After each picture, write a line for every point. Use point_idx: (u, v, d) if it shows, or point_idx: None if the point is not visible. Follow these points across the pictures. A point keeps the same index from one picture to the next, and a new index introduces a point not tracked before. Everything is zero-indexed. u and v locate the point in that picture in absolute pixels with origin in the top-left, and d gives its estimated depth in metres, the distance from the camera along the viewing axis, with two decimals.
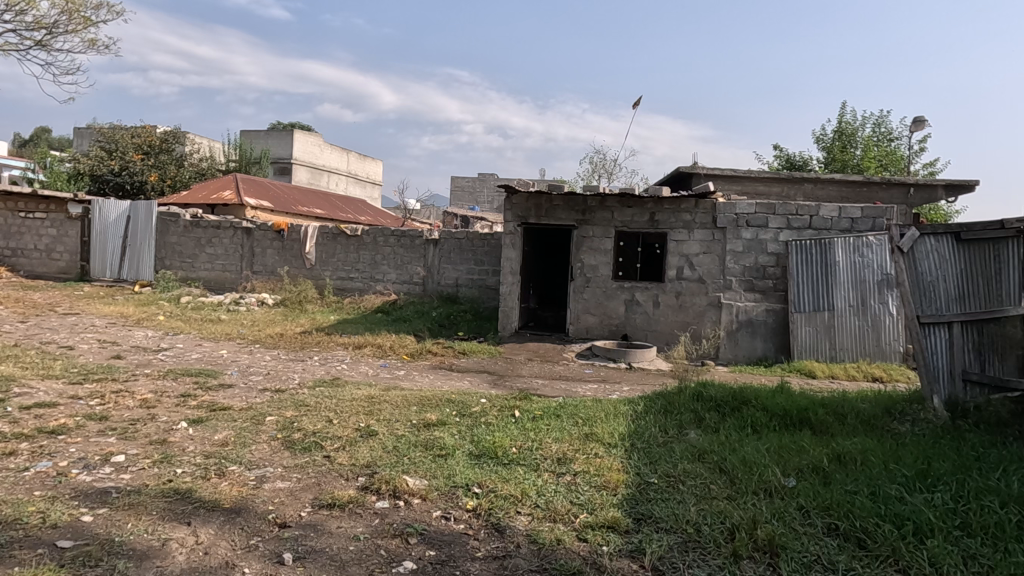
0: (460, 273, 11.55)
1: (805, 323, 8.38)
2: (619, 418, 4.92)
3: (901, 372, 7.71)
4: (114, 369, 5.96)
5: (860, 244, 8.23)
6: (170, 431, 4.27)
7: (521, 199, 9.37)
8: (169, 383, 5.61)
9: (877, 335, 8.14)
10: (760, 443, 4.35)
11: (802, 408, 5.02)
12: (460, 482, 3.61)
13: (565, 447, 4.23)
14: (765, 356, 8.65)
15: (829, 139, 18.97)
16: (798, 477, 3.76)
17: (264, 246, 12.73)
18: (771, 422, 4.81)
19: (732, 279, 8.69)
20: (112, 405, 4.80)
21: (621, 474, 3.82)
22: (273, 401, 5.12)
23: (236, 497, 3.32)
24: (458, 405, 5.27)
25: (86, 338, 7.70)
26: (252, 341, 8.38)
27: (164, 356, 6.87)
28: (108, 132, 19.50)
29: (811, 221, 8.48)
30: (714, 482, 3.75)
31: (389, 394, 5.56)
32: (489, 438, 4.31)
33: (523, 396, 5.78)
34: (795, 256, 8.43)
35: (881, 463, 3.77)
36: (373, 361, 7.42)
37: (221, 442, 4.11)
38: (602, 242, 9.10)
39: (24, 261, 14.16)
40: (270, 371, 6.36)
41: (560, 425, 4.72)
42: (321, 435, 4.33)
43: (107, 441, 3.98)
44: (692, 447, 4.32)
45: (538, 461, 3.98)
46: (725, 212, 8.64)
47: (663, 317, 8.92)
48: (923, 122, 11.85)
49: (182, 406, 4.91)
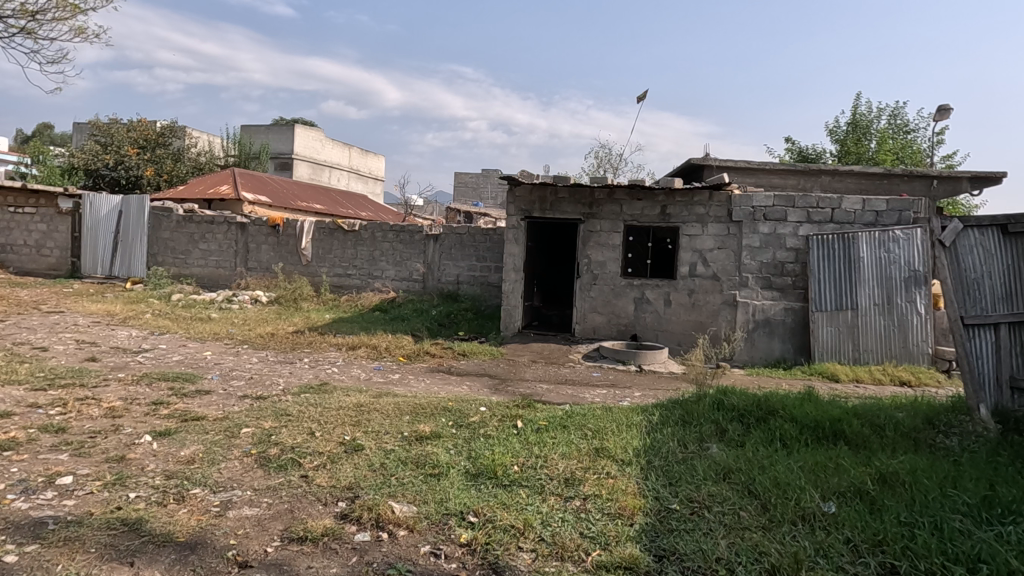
0: (461, 269, 11.08)
1: (827, 322, 7.86)
2: (632, 430, 4.43)
3: (930, 375, 7.24)
4: (85, 374, 5.50)
5: (886, 238, 7.72)
6: (131, 446, 3.81)
7: (524, 191, 8.88)
8: (143, 389, 5.17)
9: (904, 335, 7.64)
10: (792, 461, 3.88)
11: (834, 419, 4.53)
12: (453, 509, 3.15)
13: (573, 465, 3.76)
14: (783, 357, 8.15)
15: (842, 131, 18.42)
16: (839, 502, 3.31)
17: (259, 241, 12.30)
18: (801, 435, 4.34)
19: (748, 276, 8.19)
20: (73, 415, 4.35)
21: (636, 498, 3.36)
22: (252, 410, 4.67)
23: (193, 528, 2.86)
24: (455, 415, 4.81)
25: (64, 338, 7.25)
26: (241, 342, 7.93)
27: (142, 358, 6.43)
28: (104, 126, 19.09)
29: (832, 215, 8.00)
30: (744, 508, 3.30)
31: (380, 402, 5.09)
32: (488, 455, 3.85)
33: (526, 403, 5.30)
34: (815, 251, 7.92)
35: (938, 489, 3.31)
36: (367, 363, 6.98)
37: (187, 459, 3.65)
38: (610, 237, 8.63)
39: (13, 257, 13.77)
40: (254, 376, 5.90)
41: (567, 438, 4.26)
42: (301, 450, 3.87)
43: (56, 458, 3.52)
44: (715, 464, 3.86)
45: (543, 482, 3.52)
46: (741, 205, 8.14)
47: (675, 317, 8.44)
48: (946, 110, 11.24)
49: (151, 415, 4.47)
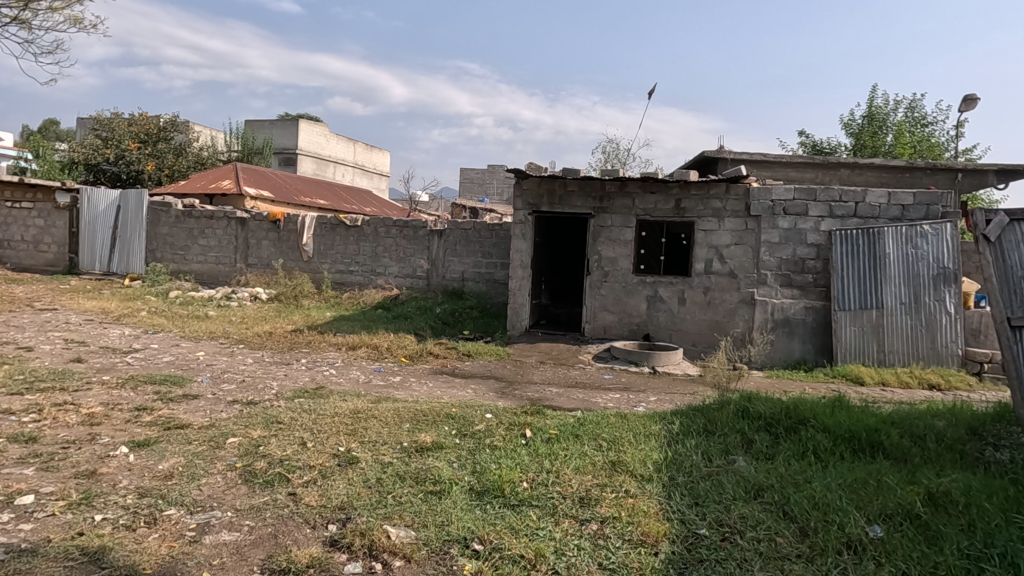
0: (466, 266, 10.74)
1: (850, 322, 7.47)
2: (651, 441, 4.08)
3: (960, 378, 6.86)
4: (68, 376, 5.21)
5: (913, 234, 7.34)
6: (105, 458, 3.49)
7: (532, 185, 8.52)
8: (126, 393, 4.85)
9: (932, 335, 7.24)
10: (829, 478, 3.52)
11: (871, 428, 4.16)
12: (456, 535, 2.82)
13: (588, 482, 3.42)
14: (804, 359, 7.77)
15: (858, 124, 17.92)
16: (887, 526, 2.98)
17: (259, 237, 11.99)
18: (836, 448, 3.97)
19: (767, 273, 7.82)
20: (48, 423, 4.04)
21: (660, 522, 3.02)
22: (241, 418, 4.33)
23: (163, 559, 2.54)
24: (460, 422, 4.46)
25: (51, 337, 6.95)
26: (236, 341, 7.61)
27: (131, 358, 6.12)
28: (104, 120, 18.82)
29: (856, 209, 7.61)
30: (781, 534, 2.95)
31: (379, 408, 4.75)
32: (495, 469, 3.50)
33: (534, 409, 4.94)
34: (838, 247, 7.54)
35: (999, 515, 2.97)
36: (366, 365, 6.65)
37: (164, 474, 3.31)
38: (621, 232, 8.27)
39: (10, 253, 13.55)
40: (246, 378, 5.58)
41: (580, 450, 3.90)
42: (290, 463, 3.54)
43: (20, 474, 3.20)
44: (743, 480, 3.51)
45: (555, 502, 3.18)
46: (760, 198, 7.76)
47: (689, 316, 8.08)
48: (973, 100, 10.74)
49: (132, 423, 4.14)
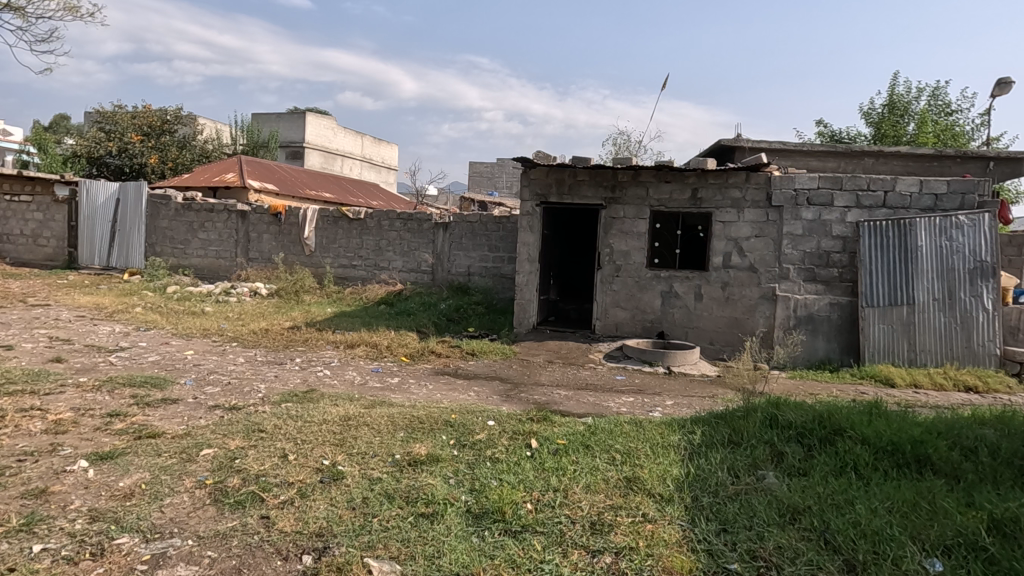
0: (472, 260, 10.36)
1: (879, 319, 6.98)
2: (670, 455, 3.67)
3: (999, 379, 6.37)
4: (42, 377, 4.88)
5: (947, 225, 6.86)
6: (60, 474, 3.13)
7: (540, 174, 8.10)
8: (101, 396, 4.51)
9: (967, 334, 6.77)
10: (873, 498, 3.10)
11: (918, 439, 3.71)
12: (447, 570, 2.44)
13: (600, 504, 3.01)
14: (828, 359, 7.29)
15: (878, 112, 17.29)
16: (951, 561, 2.56)
17: (260, 230, 11.66)
18: (878, 462, 3.55)
19: (789, 267, 7.35)
20: (8, 431, 3.69)
21: (685, 555, 2.61)
22: (220, 426, 3.97)
23: None
24: (459, 430, 4.09)
25: (36, 335, 6.65)
26: (229, 339, 7.27)
27: (114, 358, 5.79)
28: (107, 113, 18.59)
29: (885, 199, 7.12)
30: (823, 568, 2.55)
31: (372, 413, 4.38)
32: (497, 488, 3.11)
33: (542, 415, 4.53)
34: (866, 240, 7.05)
35: None
36: (364, 365, 6.29)
37: (123, 494, 2.95)
38: (634, 224, 7.83)
39: (10, 247, 13.36)
40: (233, 380, 5.23)
41: (591, 464, 3.50)
42: (266, 481, 3.16)
43: None
44: (776, 501, 3.09)
45: (563, 529, 2.78)
46: (782, 187, 7.30)
47: (706, 313, 7.64)
48: (1007, 84, 10.16)
49: (100, 431, 3.79)
